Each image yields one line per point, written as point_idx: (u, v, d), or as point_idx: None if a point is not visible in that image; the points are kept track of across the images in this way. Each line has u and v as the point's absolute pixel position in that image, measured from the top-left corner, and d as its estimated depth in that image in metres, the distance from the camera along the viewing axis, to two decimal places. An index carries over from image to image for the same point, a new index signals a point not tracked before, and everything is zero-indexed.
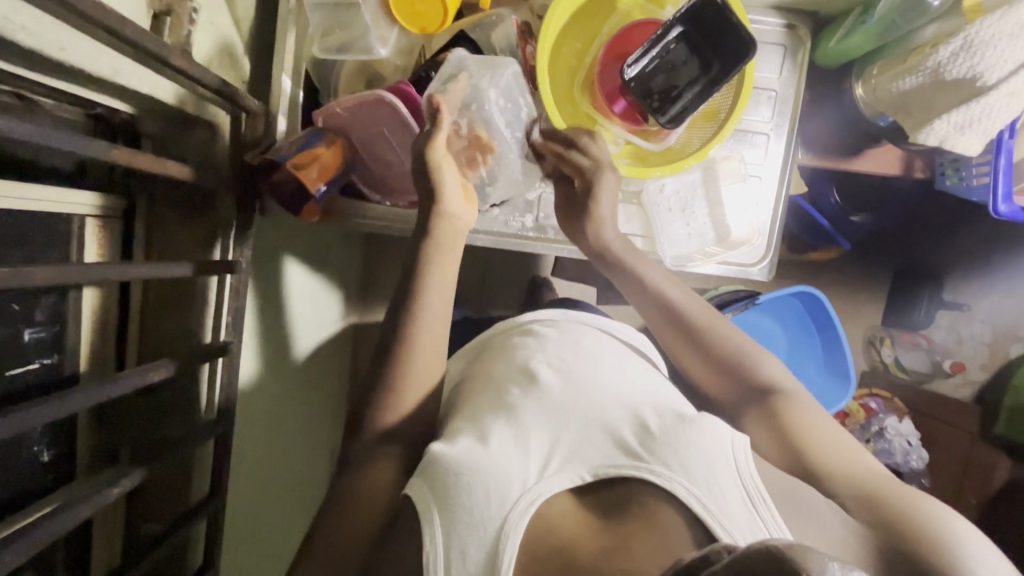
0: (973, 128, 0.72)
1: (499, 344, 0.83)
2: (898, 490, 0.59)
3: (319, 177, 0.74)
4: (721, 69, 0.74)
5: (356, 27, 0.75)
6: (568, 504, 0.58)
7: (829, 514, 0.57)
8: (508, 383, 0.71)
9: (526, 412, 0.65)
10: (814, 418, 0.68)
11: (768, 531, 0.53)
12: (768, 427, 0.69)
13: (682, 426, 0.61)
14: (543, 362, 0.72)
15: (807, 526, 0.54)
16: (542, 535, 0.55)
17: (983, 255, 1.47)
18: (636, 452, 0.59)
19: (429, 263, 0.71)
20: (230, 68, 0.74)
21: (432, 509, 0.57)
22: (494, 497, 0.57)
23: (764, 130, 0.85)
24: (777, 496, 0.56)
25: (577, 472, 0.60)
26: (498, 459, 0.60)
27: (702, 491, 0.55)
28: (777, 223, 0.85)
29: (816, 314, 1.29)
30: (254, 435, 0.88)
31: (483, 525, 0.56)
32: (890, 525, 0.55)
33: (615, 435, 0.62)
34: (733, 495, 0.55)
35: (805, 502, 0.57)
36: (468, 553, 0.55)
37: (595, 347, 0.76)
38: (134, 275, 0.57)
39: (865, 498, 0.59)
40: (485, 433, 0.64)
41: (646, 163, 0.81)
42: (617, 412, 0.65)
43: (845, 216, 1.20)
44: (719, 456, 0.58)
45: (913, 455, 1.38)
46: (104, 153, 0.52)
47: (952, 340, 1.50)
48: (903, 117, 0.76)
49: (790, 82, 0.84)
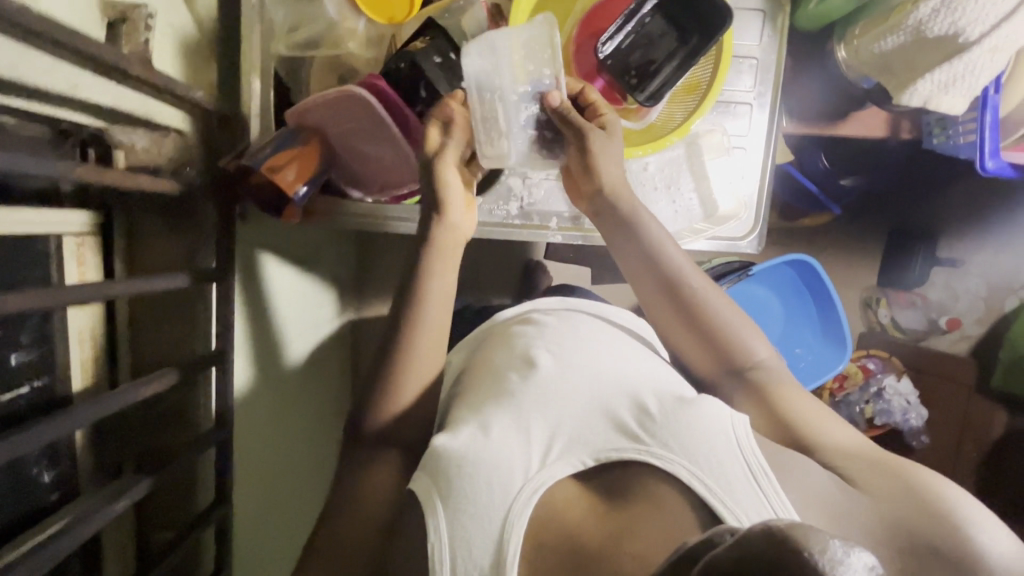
0: (956, 86, 0.70)
1: (498, 334, 0.83)
2: (889, 458, 0.60)
3: (297, 177, 0.73)
4: (699, 41, 0.72)
5: (322, 21, 0.76)
6: (572, 488, 0.60)
7: (827, 484, 0.58)
8: (509, 372, 0.72)
9: (526, 398, 0.66)
10: (794, 391, 0.69)
11: (774, 509, 0.54)
12: (755, 402, 0.69)
13: (682, 408, 0.62)
14: (541, 349, 0.72)
15: (808, 502, 0.55)
16: (551, 521, 0.57)
17: (976, 210, 1.47)
18: (637, 435, 0.61)
19: (428, 268, 0.71)
20: (196, 73, 0.72)
21: (433, 497, 0.60)
22: (496, 488, 0.59)
23: (746, 100, 0.83)
24: (780, 472, 0.57)
25: (579, 458, 0.61)
26: (500, 448, 0.61)
27: (704, 469, 0.56)
28: (763, 195, 0.84)
29: (811, 281, 1.28)
30: (258, 438, 0.90)
31: (489, 518, 0.57)
32: (886, 490, 0.56)
33: (615, 418, 0.63)
34: (736, 473, 0.56)
35: (800, 473, 0.58)
36: (474, 544, 0.57)
37: (592, 333, 0.77)
38: (120, 293, 0.57)
39: (859, 467, 0.60)
40: (488, 424, 0.65)
41: (628, 142, 0.79)
42: (616, 396, 0.66)
43: (834, 180, 1.19)
44: (721, 436, 0.59)
45: (913, 413, 1.41)
46: (73, 173, 0.50)
47: (947, 296, 1.50)
48: (887, 78, 0.74)
49: (770, 49, 0.82)
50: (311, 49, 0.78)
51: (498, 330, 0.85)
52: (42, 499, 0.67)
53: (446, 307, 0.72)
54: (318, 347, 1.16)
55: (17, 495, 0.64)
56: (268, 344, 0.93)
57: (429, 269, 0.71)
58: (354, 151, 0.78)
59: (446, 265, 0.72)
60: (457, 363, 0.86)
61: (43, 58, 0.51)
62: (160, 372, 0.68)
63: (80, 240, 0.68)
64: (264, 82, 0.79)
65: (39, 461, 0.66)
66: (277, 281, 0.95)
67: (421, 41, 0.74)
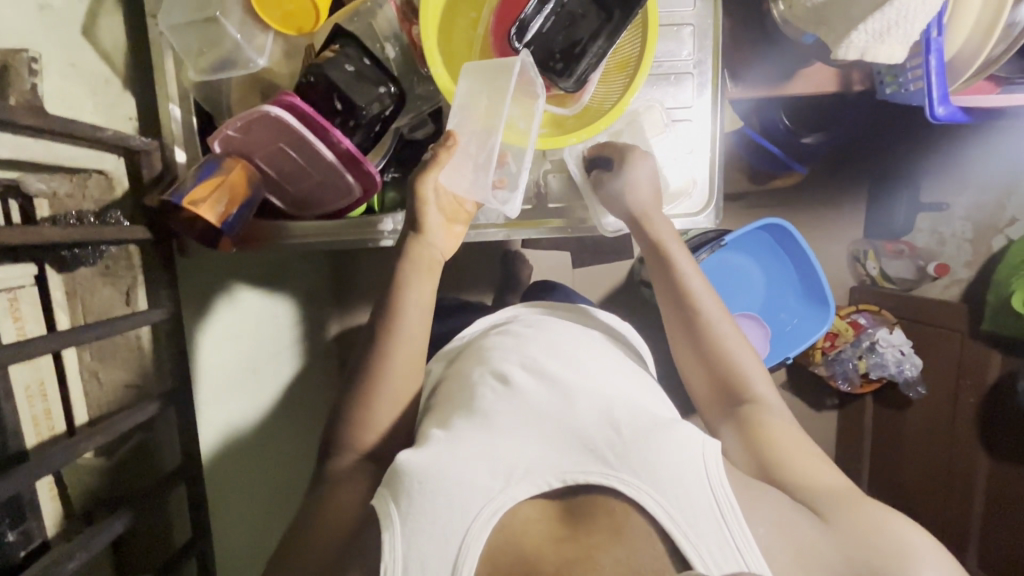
0: (892, 35, 0.66)
1: (473, 346, 0.84)
2: (854, 498, 0.64)
3: (226, 207, 0.71)
4: (622, 15, 0.69)
5: (227, 43, 0.71)
6: (533, 510, 0.60)
7: (794, 517, 0.61)
8: (481, 388, 0.73)
9: (498, 419, 0.68)
10: (789, 437, 0.72)
11: (733, 538, 0.57)
12: (740, 438, 0.73)
13: (654, 433, 0.64)
14: (519, 366, 0.74)
15: (772, 531, 0.59)
16: (507, 543, 0.58)
17: (952, 151, 1.44)
18: (607, 459, 0.62)
19: (406, 286, 0.72)
20: (109, 111, 0.70)
21: (393, 515, 0.60)
22: (459, 510, 0.59)
23: (687, 69, 0.79)
24: (744, 503, 0.60)
25: (545, 479, 0.62)
26: (462, 474, 0.62)
27: (669, 498, 0.58)
28: (717, 166, 0.81)
29: (787, 244, 1.25)
30: (236, 477, 0.92)
31: (447, 540, 0.58)
32: (847, 532, 0.59)
33: (588, 445, 0.64)
34: (702, 505, 0.58)
35: (763, 502, 0.61)
36: (428, 565, 0.57)
37: (573, 351, 0.78)
38: (38, 350, 0.57)
39: (830, 507, 0.62)
40: (455, 440, 0.66)
41: (565, 129, 0.76)
42: (590, 418, 0.67)
43: (796, 139, 1.16)
44: (690, 466, 0.61)
45: (907, 364, 1.40)
46: None
47: (935, 242, 1.48)
48: (825, 32, 0.70)
49: (706, 13, 0.78)
50: (223, 72, 0.72)
51: (474, 341, 0.86)
52: (11, 558, 0.64)
53: (424, 319, 0.73)
54: (300, 367, 1.16)
55: None
56: (236, 372, 0.93)
57: (403, 293, 0.72)
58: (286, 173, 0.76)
59: (419, 288, 0.72)
60: (435, 374, 0.86)
61: None
62: (135, 408, 0.73)
63: (13, 294, 0.65)
64: (185, 108, 0.76)
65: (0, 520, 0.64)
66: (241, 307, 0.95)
67: (332, 49, 0.71)
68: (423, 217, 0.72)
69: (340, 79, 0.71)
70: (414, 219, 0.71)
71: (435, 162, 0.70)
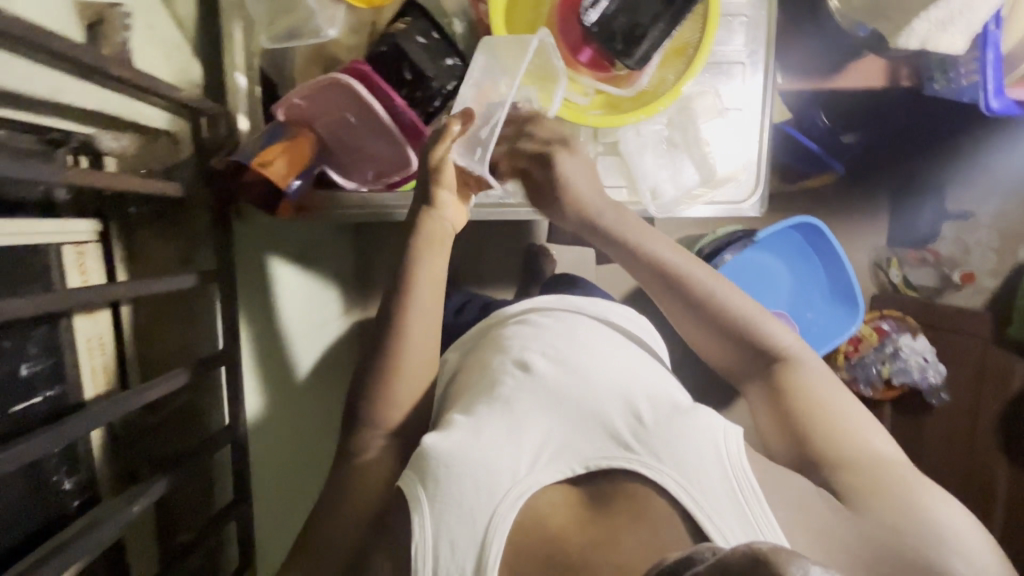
0: (954, 24, 0.68)
1: (491, 335, 0.80)
2: (893, 475, 0.58)
3: (288, 171, 0.73)
4: (685, 3, 0.71)
5: (300, 11, 0.73)
6: (558, 495, 0.59)
7: (813, 498, 0.57)
8: (502, 374, 0.69)
9: (519, 403, 0.64)
10: (826, 392, 0.65)
11: (761, 525, 0.53)
12: (769, 404, 0.67)
13: (678, 418, 0.60)
14: (537, 351, 0.70)
15: (796, 517, 0.54)
16: (532, 527, 0.57)
17: (981, 161, 1.43)
18: (628, 443, 0.59)
19: (416, 264, 0.69)
20: (179, 73, 0.71)
21: (420, 496, 0.59)
22: (483, 492, 0.58)
23: (739, 59, 0.81)
24: (766, 485, 0.56)
25: (567, 465, 0.60)
26: (488, 454, 0.60)
27: (689, 482, 0.55)
28: (763, 155, 0.82)
29: (820, 244, 1.26)
30: (274, 449, 0.92)
31: (472, 520, 0.57)
32: (879, 515, 0.54)
33: (608, 427, 0.61)
34: (718, 486, 0.55)
35: (788, 485, 0.57)
36: (457, 544, 0.56)
37: (592, 335, 0.73)
38: (117, 293, 0.58)
39: (863, 492, 0.56)
40: (480, 425, 0.63)
41: (620, 110, 0.77)
42: (611, 401, 0.63)
43: (835, 136, 1.18)
44: (709, 447, 0.57)
45: (930, 370, 1.37)
46: (59, 176, 0.50)
47: (958, 250, 1.46)
48: (884, 24, 0.71)
49: (760, 5, 0.80)
50: (293, 39, 0.75)
51: (493, 330, 0.82)
52: (65, 506, 0.67)
53: (436, 294, 0.70)
54: (326, 350, 1.15)
55: (38, 505, 0.64)
56: (267, 342, 0.91)
57: (418, 267, 0.69)
58: (343, 142, 0.78)
59: (433, 267, 0.70)
60: (451, 363, 0.83)
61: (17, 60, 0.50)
62: (169, 374, 0.68)
63: (80, 248, 0.67)
64: (250, 78, 0.78)
65: (56, 466, 0.67)
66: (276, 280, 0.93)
67: (404, 21, 0.74)
68: (435, 192, 0.69)
69: (412, 49, 0.73)
70: (428, 194, 0.69)
71: (451, 133, 0.67)
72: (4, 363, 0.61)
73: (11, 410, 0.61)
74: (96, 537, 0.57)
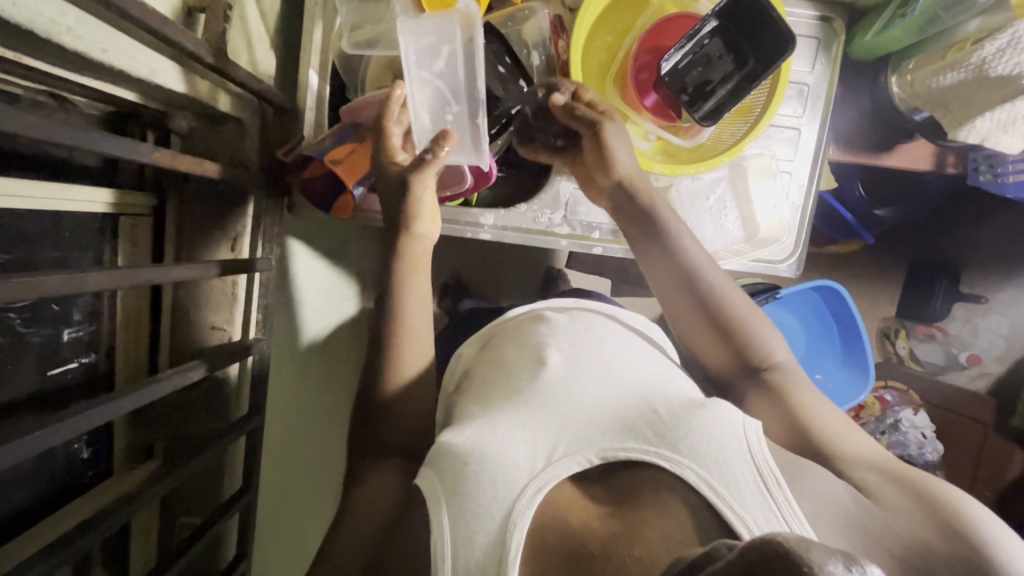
0: (1016, 127, 0.75)
1: (511, 329, 0.78)
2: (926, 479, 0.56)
3: (353, 171, 0.74)
4: (757, 65, 0.72)
5: (385, 22, 0.75)
6: (573, 489, 0.56)
7: (841, 498, 0.54)
8: (518, 370, 0.67)
9: (537, 398, 0.62)
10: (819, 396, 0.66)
11: (785, 519, 0.50)
12: (778, 411, 0.66)
13: (693, 412, 0.58)
14: (554, 348, 0.68)
15: (822, 513, 0.52)
16: (552, 520, 0.54)
17: (1000, 250, 1.43)
18: (646, 437, 0.57)
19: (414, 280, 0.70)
20: (259, 63, 0.73)
21: (439, 494, 0.57)
22: (500, 486, 0.55)
23: (794, 124, 0.85)
24: (791, 481, 0.53)
25: (585, 456, 0.57)
26: (502, 449, 0.58)
27: (714, 475, 0.53)
28: (806, 220, 0.86)
29: (836, 307, 1.25)
30: (282, 440, 0.90)
31: (490, 514, 0.54)
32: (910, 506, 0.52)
33: (623, 419, 0.59)
34: (746, 480, 0.52)
35: (820, 493, 0.54)
36: (475, 539, 0.54)
37: (609, 335, 0.72)
38: (178, 276, 0.55)
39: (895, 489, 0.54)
40: (494, 421, 0.61)
41: (677, 159, 0.81)
42: (626, 400, 0.61)
43: (869, 209, 1.20)
44: (730, 443, 0.55)
45: (928, 447, 1.32)
46: (147, 156, 0.50)
47: (968, 332, 1.47)
48: (942, 112, 0.78)
49: (823, 77, 0.84)
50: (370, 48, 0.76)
51: (511, 324, 0.79)
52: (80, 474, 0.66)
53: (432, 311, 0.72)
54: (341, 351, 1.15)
55: (54, 474, 0.64)
56: (288, 340, 0.88)
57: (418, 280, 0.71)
58: None
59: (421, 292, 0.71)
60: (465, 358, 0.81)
61: (127, 41, 0.52)
62: (185, 365, 0.61)
63: (134, 220, 0.68)
64: (321, 76, 0.80)
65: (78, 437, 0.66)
66: (301, 275, 0.91)
67: None
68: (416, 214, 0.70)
69: None
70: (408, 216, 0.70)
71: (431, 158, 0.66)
72: (46, 326, 0.61)
73: (47, 373, 0.61)
74: (111, 523, 0.54)
